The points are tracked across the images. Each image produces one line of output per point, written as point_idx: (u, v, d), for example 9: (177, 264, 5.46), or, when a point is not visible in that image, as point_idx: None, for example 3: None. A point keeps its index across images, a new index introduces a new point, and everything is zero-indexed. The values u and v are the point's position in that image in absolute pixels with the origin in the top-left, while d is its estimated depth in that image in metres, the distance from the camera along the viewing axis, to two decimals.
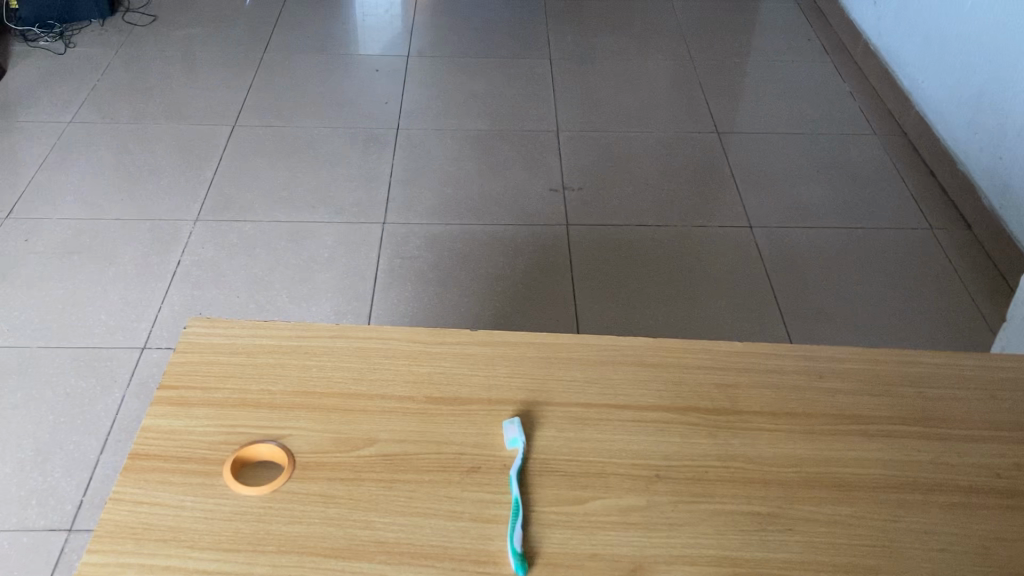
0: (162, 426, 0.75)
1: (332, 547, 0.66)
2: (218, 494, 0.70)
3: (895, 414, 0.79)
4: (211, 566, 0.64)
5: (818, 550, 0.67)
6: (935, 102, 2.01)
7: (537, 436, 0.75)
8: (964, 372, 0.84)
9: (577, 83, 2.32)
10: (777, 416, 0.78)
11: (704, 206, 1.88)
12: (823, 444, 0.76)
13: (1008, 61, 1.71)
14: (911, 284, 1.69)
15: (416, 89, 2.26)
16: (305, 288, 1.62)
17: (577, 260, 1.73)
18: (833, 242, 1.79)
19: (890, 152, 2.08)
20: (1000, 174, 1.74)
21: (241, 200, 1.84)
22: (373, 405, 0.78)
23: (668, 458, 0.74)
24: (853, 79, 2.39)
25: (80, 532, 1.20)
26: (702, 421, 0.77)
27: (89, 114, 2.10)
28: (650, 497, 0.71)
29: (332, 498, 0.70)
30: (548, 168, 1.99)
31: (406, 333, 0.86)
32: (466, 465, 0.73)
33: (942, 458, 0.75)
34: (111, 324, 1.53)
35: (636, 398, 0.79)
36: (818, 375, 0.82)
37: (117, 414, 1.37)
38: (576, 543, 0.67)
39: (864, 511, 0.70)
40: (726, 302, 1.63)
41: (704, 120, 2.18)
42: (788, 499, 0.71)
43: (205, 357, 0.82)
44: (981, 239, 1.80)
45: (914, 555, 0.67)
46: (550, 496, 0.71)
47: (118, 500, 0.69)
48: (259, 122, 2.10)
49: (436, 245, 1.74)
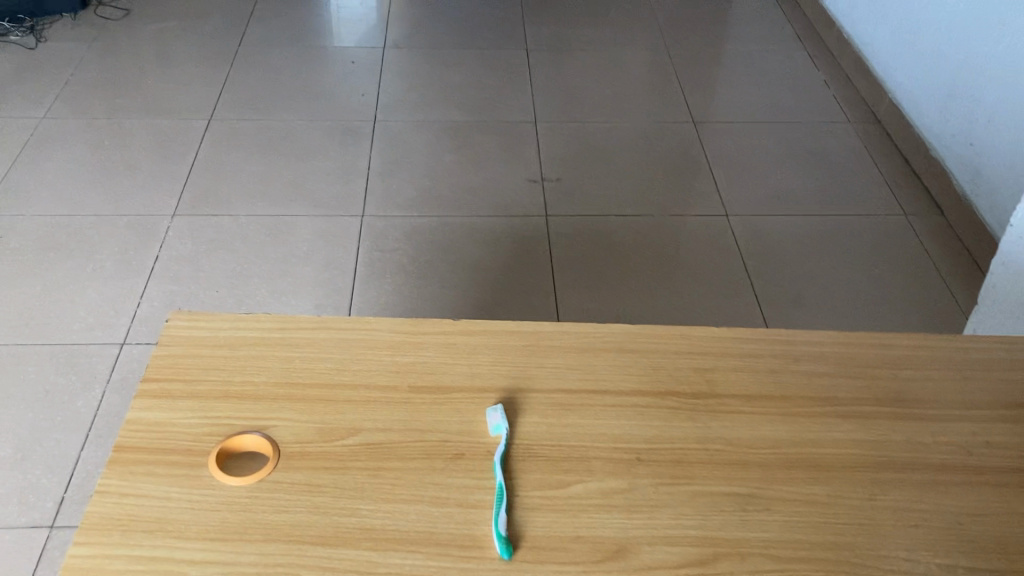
0: (147, 419, 0.75)
1: (319, 535, 0.67)
2: (204, 485, 0.70)
3: (870, 395, 0.81)
4: (198, 556, 0.65)
5: (796, 528, 0.69)
6: (908, 89, 2.03)
7: (519, 422, 0.76)
8: (937, 353, 0.86)
9: (554, 74, 2.33)
10: (754, 399, 0.80)
11: (680, 195, 1.90)
12: (799, 426, 0.77)
13: (979, 48, 1.73)
14: (885, 270, 1.71)
15: (393, 81, 2.26)
16: (285, 282, 1.62)
17: (556, 250, 1.74)
18: (808, 229, 1.81)
19: (864, 139, 2.11)
20: (972, 160, 1.77)
21: (218, 195, 1.84)
22: (356, 395, 0.78)
23: (648, 441, 0.75)
24: (827, 67, 2.41)
25: (61, 530, 1.20)
26: (682, 404, 0.79)
27: (63, 110, 2.08)
28: (631, 480, 0.72)
29: (317, 487, 0.70)
30: (526, 158, 1.99)
31: (388, 324, 0.86)
32: (449, 452, 0.74)
33: (915, 438, 0.77)
34: (89, 321, 1.52)
35: (616, 383, 0.81)
36: (795, 359, 0.84)
37: (97, 410, 1.36)
38: (559, 526, 0.68)
39: (840, 491, 0.72)
40: (703, 290, 1.64)
41: (680, 110, 2.19)
42: (766, 480, 0.72)
43: (188, 350, 0.82)
44: (954, 225, 1.82)
45: (889, 532, 0.69)
46: (533, 480, 0.72)
47: (104, 493, 0.69)
48: (235, 116, 2.10)
49: (415, 237, 1.75)
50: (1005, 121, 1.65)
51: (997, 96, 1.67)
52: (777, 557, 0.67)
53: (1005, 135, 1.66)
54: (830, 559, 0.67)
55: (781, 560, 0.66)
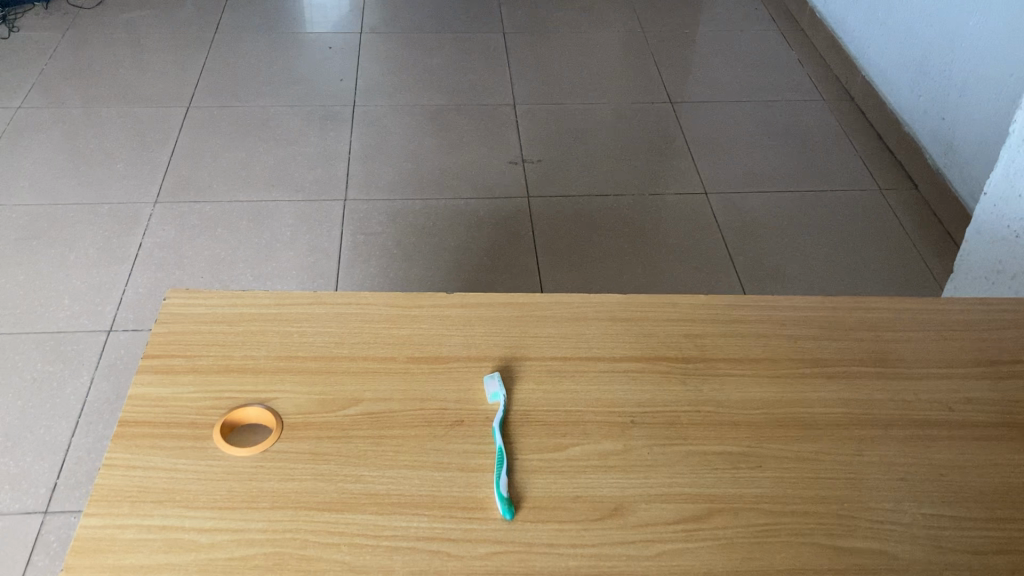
0: (150, 394, 0.77)
1: (325, 501, 0.68)
2: (209, 456, 0.72)
3: (855, 356, 0.83)
4: (208, 524, 0.66)
5: (786, 484, 0.71)
6: (880, 66, 2.07)
7: (516, 388, 0.78)
8: (919, 315, 0.89)
9: (532, 57, 2.34)
10: (743, 362, 0.82)
11: (659, 174, 1.92)
12: (787, 387, 0.80)
13: (948, 26, 1.77)
14: (862, 244, 1.74)
15: (370, 65, 2.27)
16: (269, 267, 1.63)
17: (538, 230, 1.76)
18: (786, 205, 1.84)
19: (838, 116, 2.14)
20: (944, 134, 1.81)
21: (199, 181, 1.84)
22: (356, 367, 0.80)
23: (642, 404, 0.77)
24: (800, 45, 2.44)
25: (55, 516, 1.21)
26: (673, 368, 0.81)
27: (38, 100, 2.07)
28: (626, 441, 0.74)
29: (322, 455, 0.72)
30: (506, 141, 2.01)
31: (382, 298, 0.88)
32: (449, 419, 0.75)
33: (898, 396, 0.80)
34: (74, 309, 1.52)
35: (608, 350, 0.83)
36: (781, 324, 0.86)
37: (86, 397, 1.37)
38: (559, 487, 0.70)
39: (827, 448, 0.74)
40: (684, 266, 1.67)
41: (658, 90, 2.22)
42: (758, 439, 0.75)
43: (186, 327, 0.83)
44: (928, 199, 1.86)
45: (877, 485, 0.72)
46: (532, 444, 0.74)
47: (112, 466, 0.70)
48: (213, 102, 2.09)
49: (399, 220, 1.76)
50: (977, 94, 1.68)
51: (969, 69, 1.70)
52: (768, 511, 0.69)
53: (976, 108, 1.69)
54: (819, 511, 0.69)
55: (773, 514, 0.69)
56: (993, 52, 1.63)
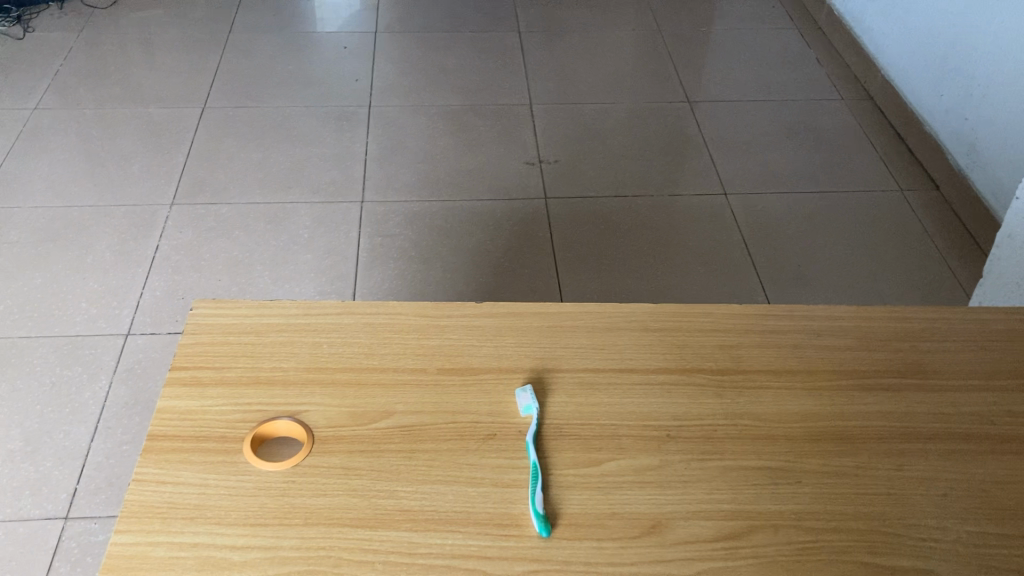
0: (178, 408, 0.76)
1: (358, 517, 0.67)
2: (239, 471, 0.71)
3: (892, 368, 0.82)
4: (240, 542, 0.65)
5: (826, 500, 0.70)
6: (900, 66, 2.05)
7: (549, 402, 0.77)
8: (957, 325, 0.87)
9: (547, 56, 2.32)
10: (779, 374, 0.81)
11: (677, 174, 1.91)
12: (824, 399, 0.78)
13: (969, 27, 1.75)
14: (884, 246, 1.73)
15: (385, 65, 2.26)
16: (287, 270, 1.62)
17: (557, 232, 1.74)
18: (806, 207, 1.82)
19: (858, 115, 2.12)
20: (966, 135, 1.79)
21: (215, 183, 1.83)
22: (387, 378, 0.79)
23: (678, 418, 0.76)
24: (818, 44, 2.42)
25: (76, 521, 1.20)
26: (708, 380, 0.80)
27: (53, 101, 2.06)
28: (662, 456, 0.73)
29: (353, 470, 0.71)
30: (522, 141, 1.99)
31: (410, 307, 0.87)
32: (482, 433, 0.74)
33: (939, 408, 0.78)
34: (92, 312, 1.52)
35: (643, 362, 0.81)
36: (817, 334, 0.85)
37: (105, 402, 1.36)
38: (595, 504, 0.69)
39: (868, 462, 0.73)
40: (705, 268, 1.65)
41: (676, 90, 2.20)
42: (796, 454, 0.74)
43: (214, 338, 0.83)
44: (950, 200, 1.84)
45: (918, 500, 0.70)
46: (566, 459, 0.73)
47: (142, 481, 0.69)
48: (228, 103, 2.09)
49: (417, 222, 1.75)
50: (1000, 95, 1.66)
51: (992, 69, 1.68)
52: (810, 528, 0.68)
53: (999, 110, 1.67)
54: (861, 528, 0.68)
55: (814, 531, 0.68)
56: (1014, 53, 1.61)
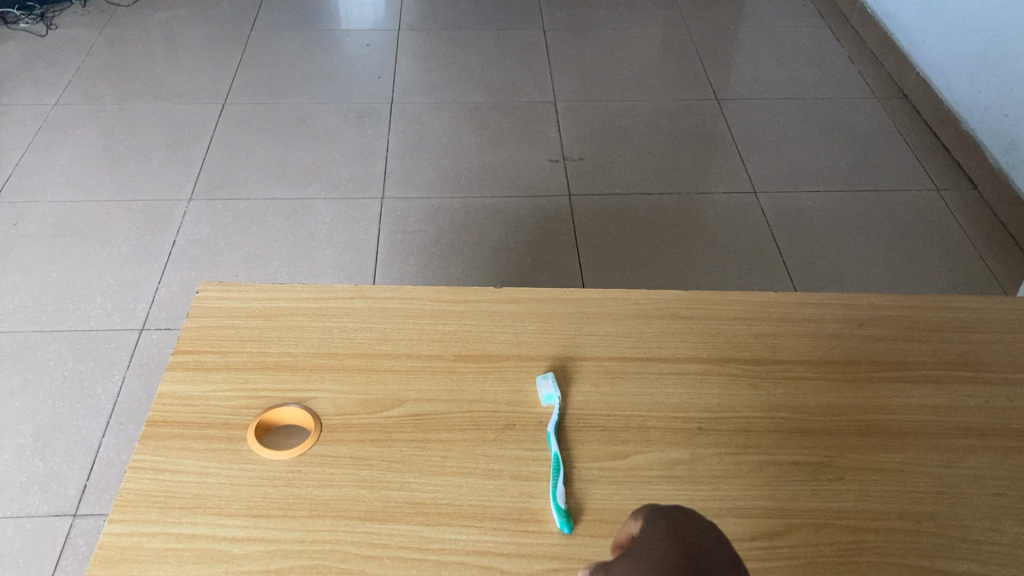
0: (180, 392, 0.72)
1: (367, 510, 0.63)
2: (242, 459, 0.67)
3: (940, 360, 0.76)
4: (241, 533, 0.61)
5: (871, 498, 0.65)
6: (937, 63, 1.98)
7: (572, 391, 0.73)
8: (1008, 318, 0.82)
9: (572, 53, 2.28)
10: (817, 364, 0.76)
11: (705, 172, 1.86)
12: (867, 392, 0.73)
13: (1010, 19, 1.68)
14: (919, 245, 1.67)
15: (408, 62, 2.22)
16: (306, 265, 1.59)
17: (581, 230, 1.69)
18: (839, 205, 1.76)
19: (892, 114, 2.06)
20: (1006, 132, 1.72)
21: (235, 178, 1.80)
22: (400, 365, 0.74)
23: (711, 410, 0.71)
24: (850, 43, 2.36)
25: (84, 518, 1.17)
26: (743, 370, 0.75)
27: (74, 97, 2.04)
28: (693, 450, 0.68)
29: (363, 460, 0.67)
30: (546, 139, 1.95)
31: (426, 293, 0.83)
32: (500, 423, 0.70)
33: (991, 402, 0.73)
34: (108, 307, 1.49)
35: (673, 351, 0.77)
36: (859, 323, 0.80)
37: (117, 397, 1.33)
38: (621, 499, 0.64)
39: (914, 458, 0.68)
40: (733, 267, 1.60)
41: (704, 88, 2.15)
42: (837, 449, 0.68)
43: (220, 322, 0.79)
44: (989, 200, 1.78)
45: (972, 500, 0.65)
46: (590, 452, 0.68)
47: (139, 469, 0.65)
48: (250, 99, 2.06)
49: (438, 218, 1.71)
50: None
51: None
52: (853, 527, 0.63)
53: None
54: (908, 529, 0.63)
55: (859, 531, 0.62)
56: None
